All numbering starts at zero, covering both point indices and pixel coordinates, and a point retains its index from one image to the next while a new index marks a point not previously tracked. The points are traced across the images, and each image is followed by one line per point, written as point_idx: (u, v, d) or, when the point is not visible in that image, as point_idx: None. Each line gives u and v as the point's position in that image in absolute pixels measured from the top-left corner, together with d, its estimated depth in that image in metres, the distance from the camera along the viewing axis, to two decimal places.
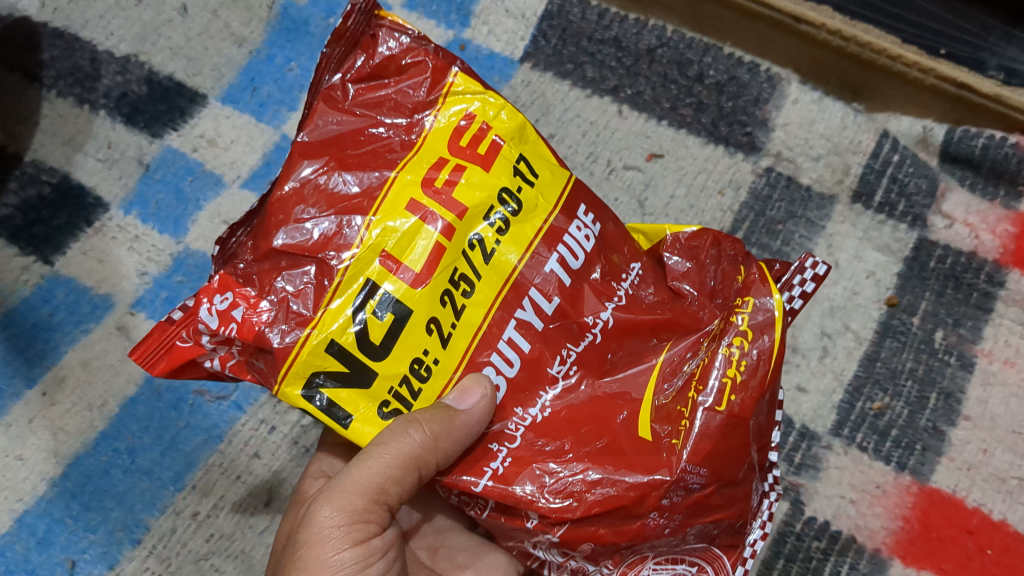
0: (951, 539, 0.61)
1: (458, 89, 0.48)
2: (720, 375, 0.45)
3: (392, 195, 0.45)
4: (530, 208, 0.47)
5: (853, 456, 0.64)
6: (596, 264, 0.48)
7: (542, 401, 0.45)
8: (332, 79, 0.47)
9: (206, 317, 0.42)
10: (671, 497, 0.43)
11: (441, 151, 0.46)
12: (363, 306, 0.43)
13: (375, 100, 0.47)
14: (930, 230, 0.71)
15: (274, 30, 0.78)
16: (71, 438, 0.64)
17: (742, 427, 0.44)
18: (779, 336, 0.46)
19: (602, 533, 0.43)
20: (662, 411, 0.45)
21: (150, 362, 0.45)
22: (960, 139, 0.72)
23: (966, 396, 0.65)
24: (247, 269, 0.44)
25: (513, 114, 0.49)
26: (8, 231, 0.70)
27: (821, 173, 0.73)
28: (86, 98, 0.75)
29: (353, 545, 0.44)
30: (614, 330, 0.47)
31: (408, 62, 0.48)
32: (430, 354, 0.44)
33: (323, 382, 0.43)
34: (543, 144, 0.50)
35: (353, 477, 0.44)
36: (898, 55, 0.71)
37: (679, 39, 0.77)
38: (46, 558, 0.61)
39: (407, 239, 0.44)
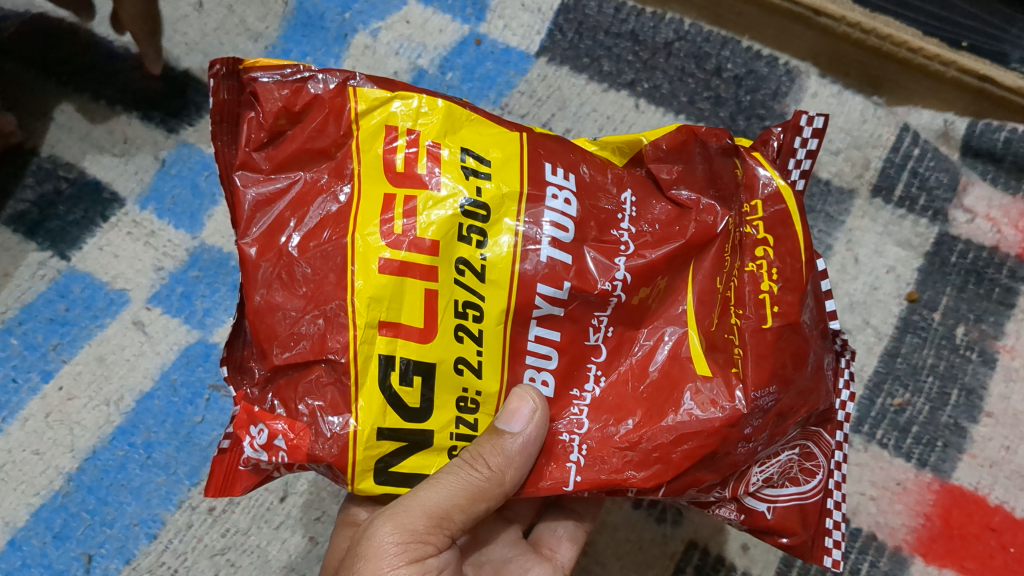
0: (974, 537, 0.61)
1: (364, 110, 0.44)
2: (757, 292, 0.46)
3: (358, 255, 0.41)
4: (497, 204, 0.43)
5: (873, 453, 0.63)
6: (587, 225, 0.45)
7: (594, 374, 0.45)
8: (243, 163, 0.43)
9: (255, 453, 0.41)
10: (753, 424, 0.43)
11: (388, 188, 0.43)
12: (386, 382, 0.41)
13: (294, 155, 0.43)
14: (952, 224, 0.70)
15: (289, 25, 0.78)
16: (87, 432, 0.64)
17: (795, 330, 0.45)
18: (798, 219, 0.47)
19: (703, 476, 0.43)
20: (709, 341, 0.45)
21: (227, 490, 0.44)
22: (982, 133, 0.72)
23: (988, 392, 0.64)
24: (265, 388, 0.42)
25: (434, 103, 0.45)
26: (25, 226, 0.70)
27: (841, 167, 0.72)
28: (102, 94, 0.75)
29: (410, 562, 0.42)
30: (633, 283, 0.45)
31: (301, 105, 0.43)
32: (470, 390, 0.43)
33: (390, 459, 0.41)
34: (475, 116, 0.46)
35: (416, 499, 0.41)
36: (919, 48, 0.71)
37: (697, 32, 0.77)
38: (63, 552, 0.61)
39: (394, 299, 0.41)
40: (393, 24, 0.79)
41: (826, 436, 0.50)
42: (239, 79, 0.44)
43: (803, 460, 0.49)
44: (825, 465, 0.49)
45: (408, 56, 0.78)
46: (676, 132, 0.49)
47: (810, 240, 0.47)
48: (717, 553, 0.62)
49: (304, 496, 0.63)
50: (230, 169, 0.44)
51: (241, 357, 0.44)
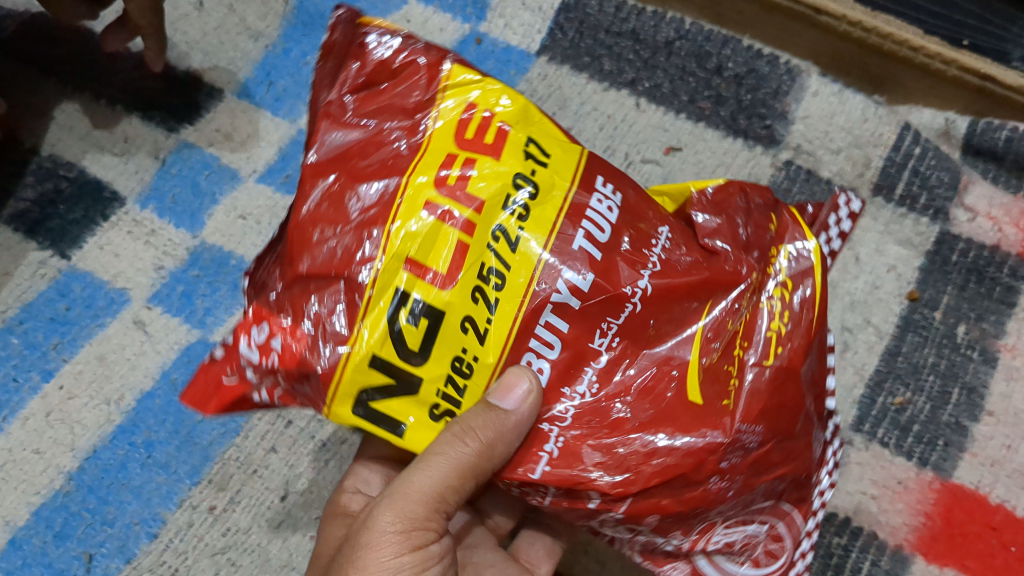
0: (975, 535, 0.60)
1: (455, 82, 0.46)
2: (767, 330, 0.47)
3: (407, 199, 0.42)
4: (548, 186, 0.44)
5: (874, 452, 0.63)
6: (623, 235, 0.45)
7: (588, 377, 0.44)
8: (332, 97, 0.46)
9: (248, 351, 0.42)
10: (731, 459, 0.44)
11: (452, 148, 0.44)
12: (396, 314, 0.41)
13: (376, 105, 0.46)
14: (953, 223, 0.70)
15: (290, 24, 0.79)
16: (88, 432, 0.64)
17: (793, 379, 0.46)
18: (817, 283, 0.49)
19: (666, 503, 0.43)
20: (708, 373, 0.45)
21: (200, 402, 0.44)
22: (983, 131, 0.71)
23: (989, 391, 0.64)
24: (280, 297, 0.43)
25: (515, 98, 0.47)
26: (25, 226, 0.70)
27: (842, 166, 0.72)
28: (102, 93, 0.75)
29: (412, 549, 0.43)
30: (654, 297, 0.45)
31: (400, 62, 0.46)
32: (469, 353, 0.42)
33: (367, 394, 0.42)
34: (547, 122, 0.48)
35: (410, 483, 0.43)
36: (919, 47, 0.71)
37: (698, 31, 0.77)
38: (63, 552, 0.61)
39: (430, 244, 0.42)
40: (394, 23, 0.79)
41: (798, 516, 0.50)
42: (353, 29, 0.47)
43: (769, 540, 0.49)
44: (789, 548, 0.49)
45: None
46: (726, 188, 0.53)
47: (827, 300, 0.49)
48: None
49: (305, 495, 0.63)
50: (320, 100, 0.46)
51: (262, 278, 0.45)
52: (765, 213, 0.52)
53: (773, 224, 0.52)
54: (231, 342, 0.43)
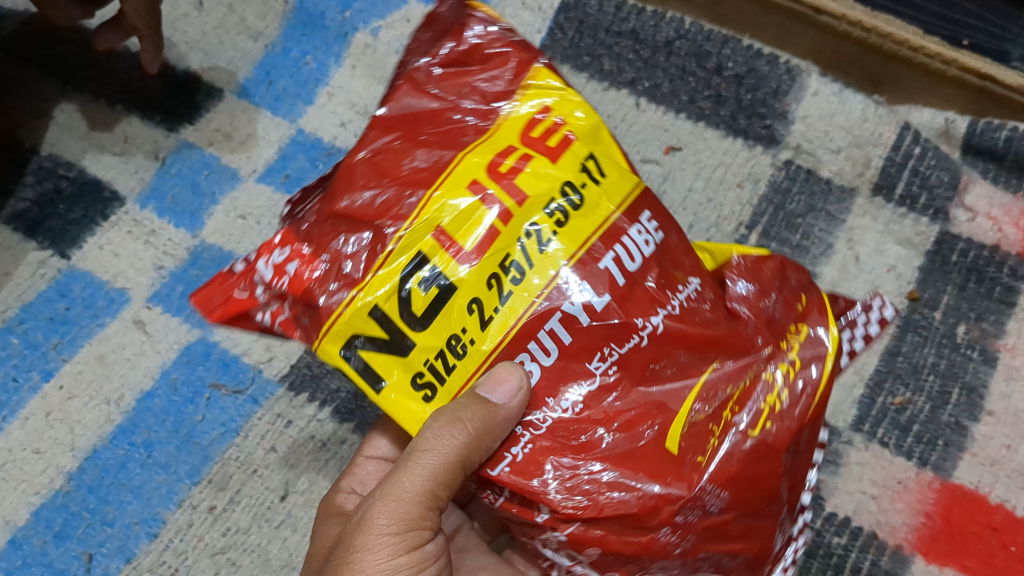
0: (974, 535, 0.60)
1: (538, 83, 0.49)
2: (762, 400, 0.45)
3: (456, 172, 0.44)
4: (593, 203, 0.45)
5: (874, 452, 0.63)
6: (650, 272, 0.45)
7: (574, 395, 0.43)
8: (422, 62, 0.49)
9: (263, 269, 0.44)
10: (687, 515, 0.43)
11: (515, 141, 0.46)
12: (410, 274, 0.43)
13: (457, 83, 0.49)
14: (953, 223, 0.70)
15: (290, 23, 0.79)
16: (88, 432, 0.64)
17: (773, 458, 0.45)
18: (828, 367, 0.46)
19: (610, 540, 0.43)
20: (693, 427, 0.44)
21: (206, 308, 0.45)
22: (983, 132, 0.71)
23: (989, 391, 0.64)
24: (309, 229, 0.45)
25: (589, 115, 0.49)
26: (25, 225, 0.70)
27: (842, 165, 0.72)
28: (102, 92, 0.75)
29: (409, 550, 0.43)
30: (664, 338, 0.44)
31: (493, 51, 0.50)
32: (467, 334, 0.43)
33: (357, 342, 0.43)
34: (616, 150, 0.49)
35: (400, 484, 0.44)
36: (919, 47, 0.71)
37: (697, 31, 0.77)
38: (63, 551, 0.61)
39: (464, 218, 0.43)
40: (394, 23, 0.79)
41: None
42: (461, 10, 0.51)
43: None
44: None
45: None
46: (767, 258, 0.50)
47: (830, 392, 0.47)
48: None
49: (305, 495, 0.63)
50: (410, 65, 0.49)
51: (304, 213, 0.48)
52: (805, 288, 0.50)
53: (806, 298, 0.49)
54: (252, 259, 0.45)
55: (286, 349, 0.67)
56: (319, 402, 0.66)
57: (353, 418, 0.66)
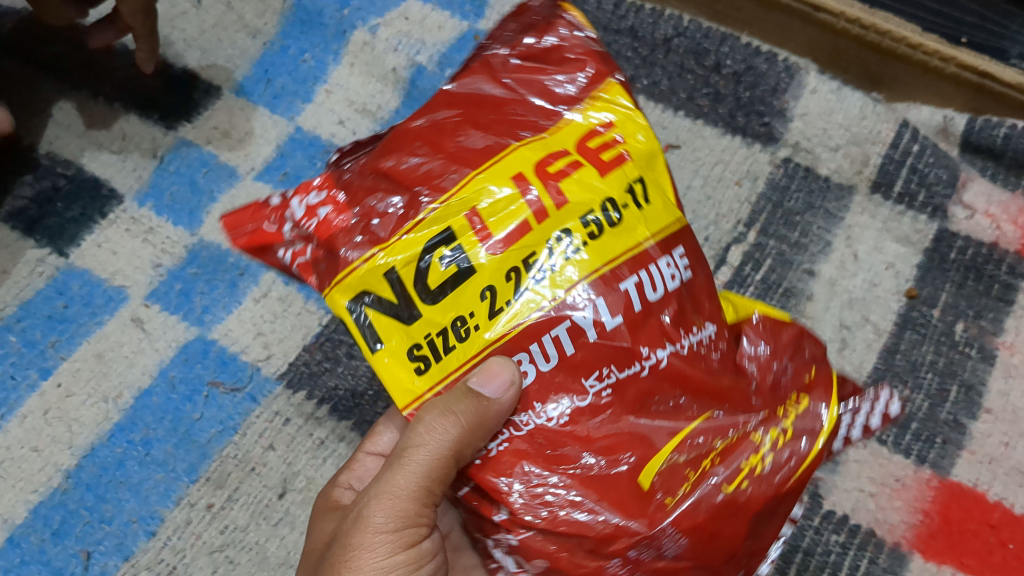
0: (972, 533, 0.60)
1: (607, 98, 0.48)
2: (743, 459, 0.43)
3: (505, 162, 0.44)
4: (630, 224, 0.44)
5: (872, 450, 0.63)
6: (670, 306, 0.44)
7: (562, 407, 0.42)
8: (498, 52, 0.50)
9: (296, 206, 0.47)
10: (639, 552, 0.42)
11: (569, 145, 0.46)
12: (433, 248, 0.43)
13: (529, 79, 0.49)
14: (951, 221, 0.70)
15: (288, 21, 0.78)
16: (86, 430, 0.64)
17: (741, 518, 0.43)
18: (818, 444, 0.44)
19: (559, 557, 0.42)
20: (669, 468, 0.42)
21: (234, 233, 0.49)
22: (982, 128, 0.72)
23: (987, 388, 0.64)
24: (350, 179, 0.47)
25: (650, 140, 0.48)
26: (23, 223, 0.70)
27: (840, 163, 0.72)
28: (100, 90, 0.75)
29: (407, 547, 0.44)
30: (665, 373, 0.43)
31: (571, 56, 0.49)
32: (474, 320, 0.43)
33: (366, 298, 0.44)
34: (665, 179, 0.48)
35: (396, 483, 0.44)
36: (918, 44, 0.71)
37: (695, 29, 0.77)
38: (61, 549, 0.61)
39: (500, 208, 0.44)
40: (392, 21, 0.79)
41: None
42: (551, 11, 0.52)
43: None
44: None
45: (407, 52, 0.78)
46: (789, 323, 0.49)
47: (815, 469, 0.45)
48: None
49: (303, 493, 0.63)
50: (489, 53, 0.51)
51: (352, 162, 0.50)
52: (821, 363, 0.48)
53: (817, 371, 0.48)
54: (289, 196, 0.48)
55: (284, 346, 0.67)
56: (317, 400, 0.66)
57: (352, 415, 0.65)
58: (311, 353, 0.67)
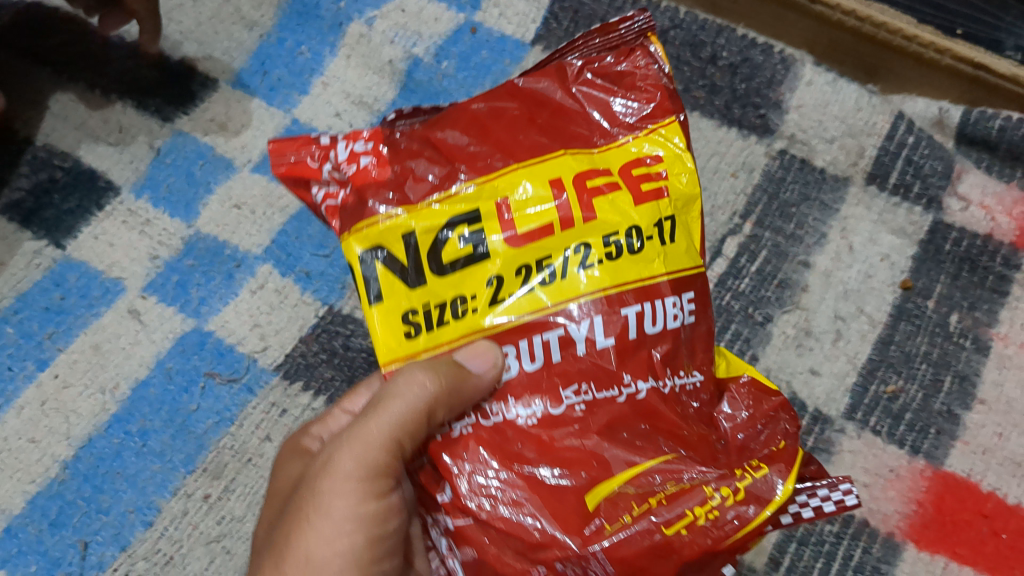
0: (966, 523, 0.61)
1: (662, 133, 0.48)
2: (689, 505, 0.40)
3: (552, 163, 0.46)
4: (648, 256, 0.45)
5: (866, 440, 0.63)
6: (662, 344, 0.44)
7: (535, 408, 0.43)
8: (575, 63, 0.50)
9: (341, 151, 0.50)
10: (566, 566, 0.40)
11: (613, 167, 0.47)
12: (456, 227, 0.45)
13: (594, 96, 0.50)
14: (946, 212, 0.70)
15: (285, 13, 0.79)
16: (83, 420, 0.64)
17: (671, 564, 0.39)
18: (766, 513, 0.40)
19: (489, 549, 0.41)
20: (613, 495, 0.41)
21: (278, 159, 0.52)
22: (977, 120, 0.72)
23: (981, 379, 0.65)
24: (403, 143, 0.50)
25: (693, 183, 0.47)
26: (20, 215, 0.70)
27: (835, 155, 0.72)
28: (97, 82, 0.75)
29: (375, 498, 0.44)
30: (641, 409, 0.43)
31: (641, 85, 0.49)
32: (475, 302, 0.44)
33: (378, 253, 0.46)
34: (697, 229, 0.48)
35: (370, 430, 0.43)
36: (913, 36, 0.71)
37: (692, 21, 0.77)
38: (59, 540, 0.61)
39: (525, 206, 0.45)
40: (389, 13, 0.79)
41: None
42: (637, 38, 0.51)
43: None
44: None
45: (403, 44, 0.78)
46: (777, 392, 0.49)
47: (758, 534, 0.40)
48: None
49: None
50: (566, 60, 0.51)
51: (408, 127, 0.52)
52: (796, 438, 0.46)
53: (787, 444, 0.45)
54: (337, 140, 0.51)
55: (281, 338, 0.68)
56: (314, 391, 0.66)
57: None
58: (307, 345, 0.67)
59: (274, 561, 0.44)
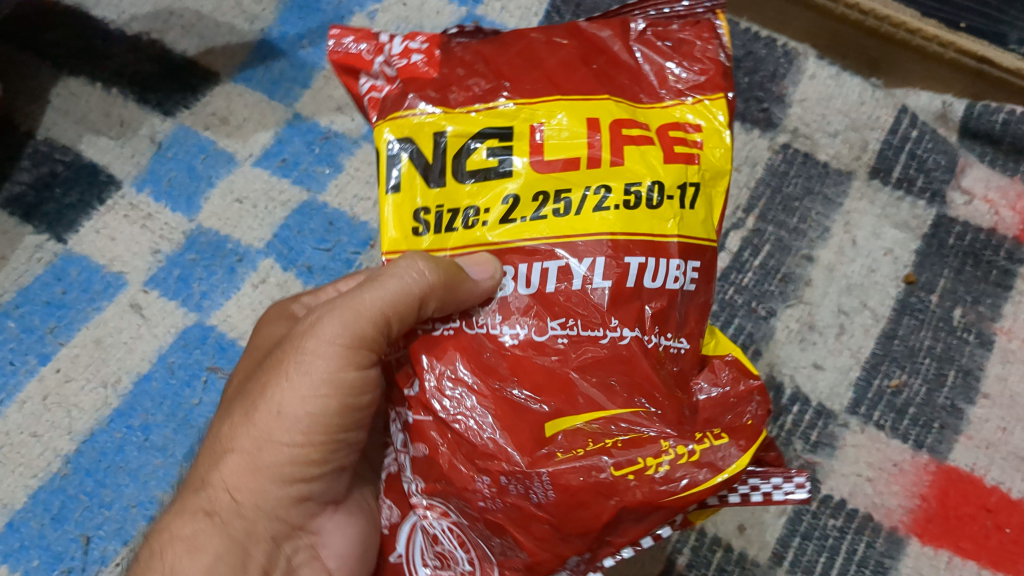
0: (969, 517, 0.61)
1: (709, 103, 0.44)
2: (642, 455, 0.38)
3: (594, 103, 0.43)
4: (664, 215, 0.41)
5: (870, 434, 0.63)
6: (658, 302, 0.41)
7: (519, 331, 0.40)
8: (639, 21, 0.46)
9: (397, 44, 0.45)
10: (511, 484, 0.39)
11: (652, 123, 0.43)
12: (486, 137, 0.43)
13: (650, 54, 0.45)
14: (950, 206, 0.70)
15: (286, 7, 0.78)
16: (85, 415, 0.64)
17: (609, 505, 0.38)
18: (717, 480, 0.38)
19: (440, 451, 0.41)
20: (574, 428, 0.39)
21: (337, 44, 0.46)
22: (981, 115, 0.72)
23: (985, 373, 0.65)
24: (461, 50, 0.46)
25: (727, 158, 0.44)
26: (21, 210, 0.69)
27: (839, 149, 0.72)
28: (97, 76, 0.74)
29: (351, 372, 0.43)
30: (620, 356, 0.40)
31: (697, 56, 0.45)
32: (489, 217, 0.42)
33: (406, 146, 0.44)
34: (722, 204, 0.45)
35: (360, 300, 0.43)
36: (917, 29, 0.71)
37: None
38: (61, 534, 0.61)
39: (558, 133, 0.42)
40: (390, 7, 0.79)
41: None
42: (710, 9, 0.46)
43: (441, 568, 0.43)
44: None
45: None
46: (755, 373, 0.45)
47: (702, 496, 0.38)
48: (714, 535, 0.61)
49: None
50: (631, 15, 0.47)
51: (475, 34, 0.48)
52: (764, 421, 0.41)
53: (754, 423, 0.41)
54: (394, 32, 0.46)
55: None
56: None
57: None
58: None
59: (248, 407, 0.44)
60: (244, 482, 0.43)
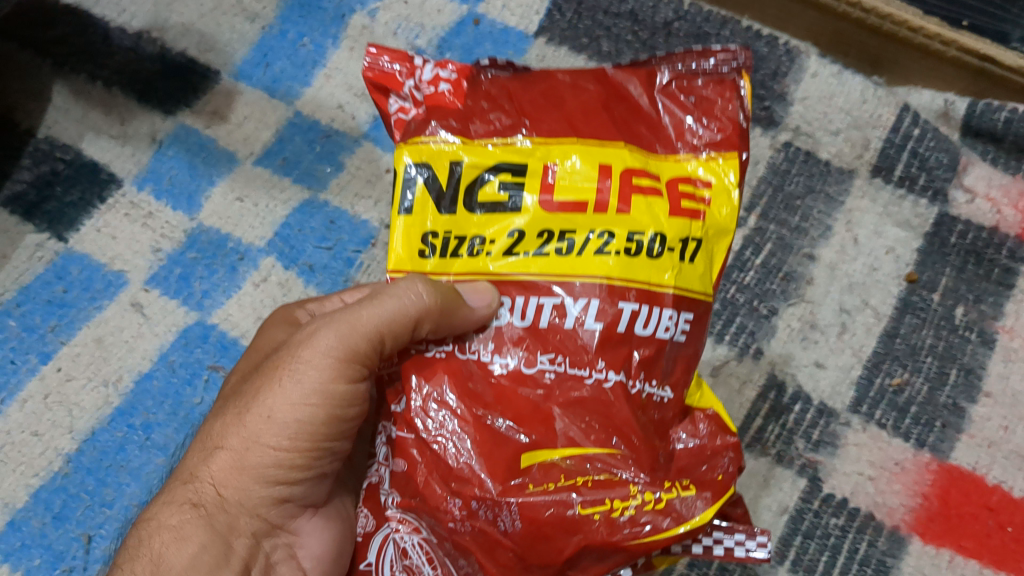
0: (971, 516, 0.61)
1: (721, 162, 0.44)
2: (611, 496, 0.39)
3: (606, 149, 0.43)
4: (663, 265, 0.42)
5: (872, 433, 0.63)
6: (645, 349, 0.41)
7: (508, 362, 0.41)
8: (666, 69, 0.46)
9: (427, 70, 0.46)
10: (482, 509, 0.40)
11: (662, 175, 0.44)
12: (499, 170, 0.43)
13: (670, 107, 0.45)
14: (952, 205, 0.70)
15: (287, 5, 0.78)
16: (86, 414, 0.64)
17: (572, 542, 0.39)
18: (679, 530, 0.39)
19: (417, 470, 0.41)
20: (550, 463, 0.40)
21: (372, 62, 0.47)
22: (983, 113, 0.72)
23: (987, 372, 0.64)
24: (489, 82, 0.46)
25: (733, 216, 0.44)
26: (22, 208, 0.69)
27: (840, 147, 0.72)
28: (98, 74, 0.74)
29: (343, 384, 0.44)
30: (604, 397, 0.41)
31: (717, 114, 0.45)
32: (495, 247, 0.42)
33: (423, 171, 0.44)
34: (722, 258, 0.45)
35: (359, 315, 0.43)
36: (919, 28, 0.71)
37: (697, 12, 0.76)
38: (62, 533, 0.61)
39: (567, 174, 0.43)
40: (391, 5, 0.78)
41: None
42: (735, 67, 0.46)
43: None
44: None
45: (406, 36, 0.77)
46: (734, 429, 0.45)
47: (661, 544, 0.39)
48: None
49: None
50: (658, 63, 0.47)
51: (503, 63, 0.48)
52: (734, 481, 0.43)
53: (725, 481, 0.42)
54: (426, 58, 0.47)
55: None
56: None
57: None
58: None
59: (240, 408, 0.44)
60: (230, 479, 0.43)
